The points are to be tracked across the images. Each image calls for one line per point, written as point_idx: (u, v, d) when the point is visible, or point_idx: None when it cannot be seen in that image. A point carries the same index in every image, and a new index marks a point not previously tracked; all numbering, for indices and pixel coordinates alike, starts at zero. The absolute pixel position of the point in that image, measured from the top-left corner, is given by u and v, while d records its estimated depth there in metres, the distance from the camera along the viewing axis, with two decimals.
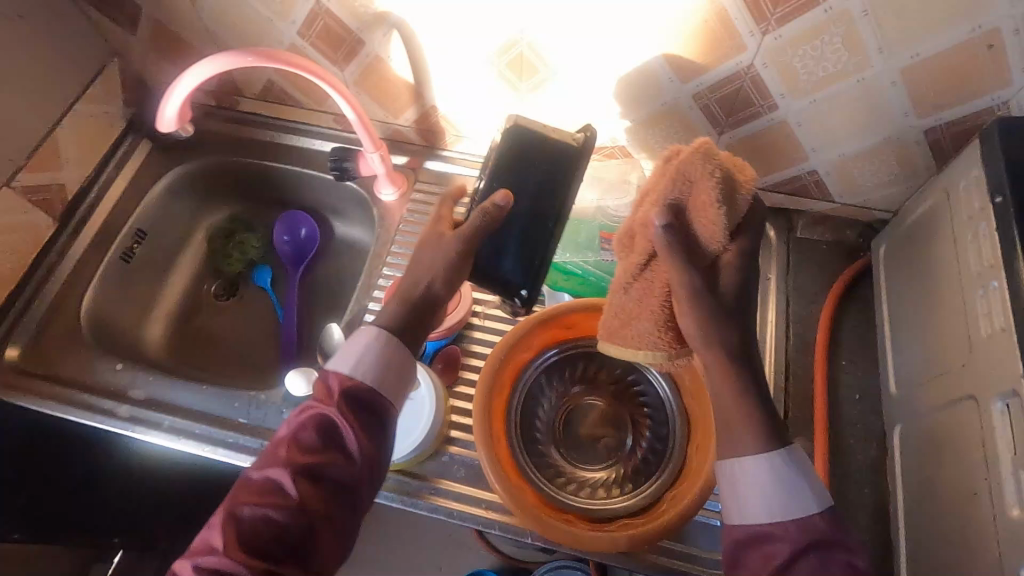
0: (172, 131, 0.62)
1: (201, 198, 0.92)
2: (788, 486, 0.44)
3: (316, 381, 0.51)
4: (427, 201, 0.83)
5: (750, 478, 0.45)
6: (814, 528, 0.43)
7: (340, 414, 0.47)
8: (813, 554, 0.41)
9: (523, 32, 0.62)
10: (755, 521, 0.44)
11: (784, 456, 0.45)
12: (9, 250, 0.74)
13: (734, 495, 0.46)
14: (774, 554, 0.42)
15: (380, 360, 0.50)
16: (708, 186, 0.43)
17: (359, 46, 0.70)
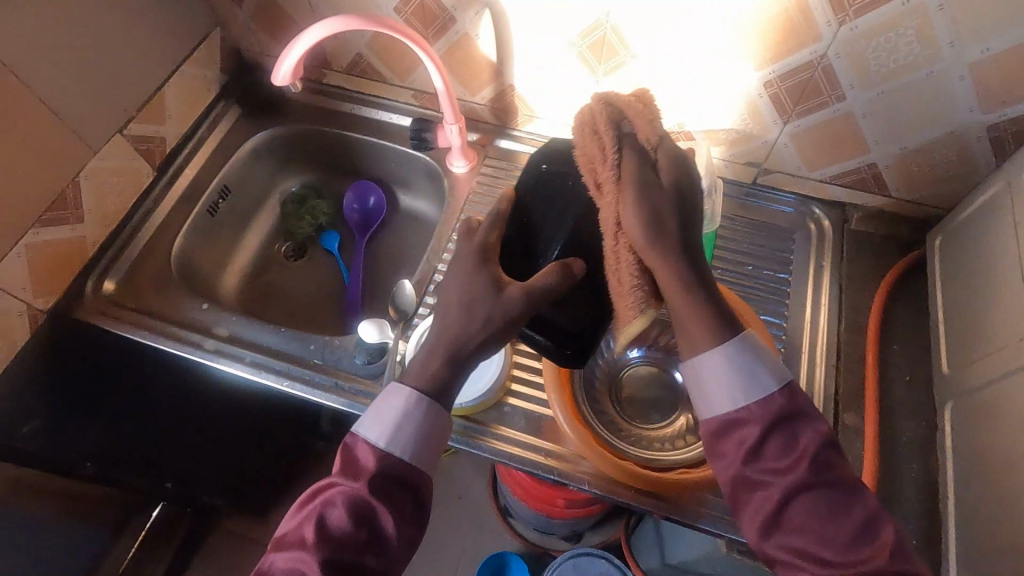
0: (285, 85, 0.67)
1: (280, 162, 0.99)
2: (751, 364, 0.49)
3: (344, 452, 0.50)
4: (495, 175, 0.87)
5: (714, 370, 0.49)
6: (778, 405, 0.48)
7: (372, 495, 0.47)
8: (778, 432, 0.47)
9: (609, 15, 0.67)
10: (725, 409, 0.49)
11: (741, 337, 0.49)
12: (116, 192, 0.80)
13: (703, 390, 0.50)
14: (747, 436, 0.48)
15: (418, 436, 0.49)
16: (631, 106, 0.49)
17: (450, 23, 0.75)
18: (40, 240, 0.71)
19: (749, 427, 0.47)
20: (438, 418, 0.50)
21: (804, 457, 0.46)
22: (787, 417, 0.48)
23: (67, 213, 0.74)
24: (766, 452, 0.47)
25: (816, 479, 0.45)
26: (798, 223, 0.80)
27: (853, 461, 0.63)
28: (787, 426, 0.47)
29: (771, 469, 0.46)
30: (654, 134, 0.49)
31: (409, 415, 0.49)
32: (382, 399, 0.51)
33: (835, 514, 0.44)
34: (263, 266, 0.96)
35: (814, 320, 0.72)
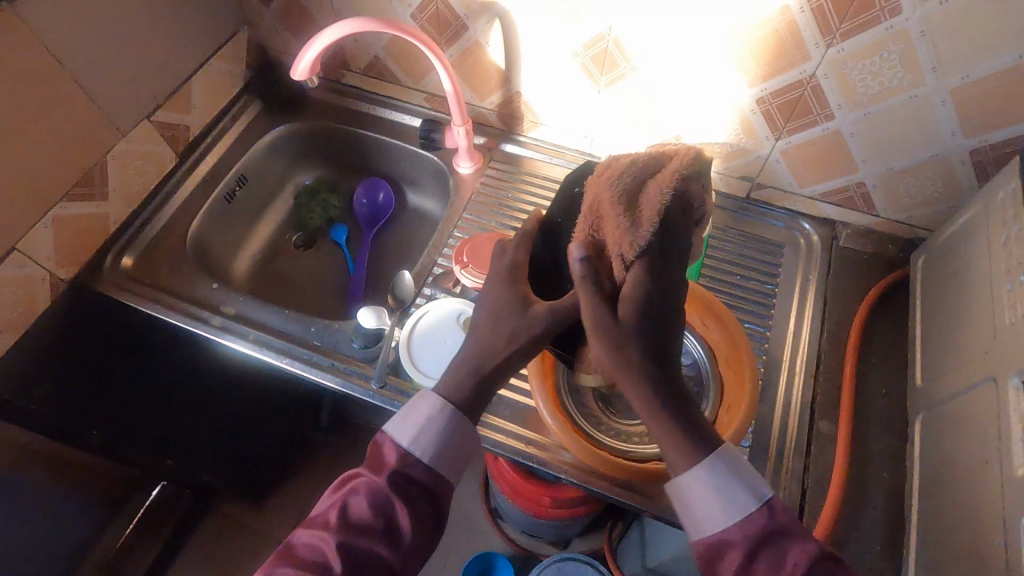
0: (302, 79, 0.71)
1: (297, 155, 1.03)
2: (726, 482, 0.47)
3: (373, 448, 0.53)
4: (499, 177, 0.91)
5: (693, 494, 0.47)
6: (758, 523, 0.46)
7: (394, 488, 0.50)
8: (764, 556, 0.45)
9: (611, 29, 0.71)
10: (709, 533, 0.47)
11: (714, 456, 0.48)
12: (141, 174, 0.85)
13: (685, 511, 0.49)
14: (734, 561, 0.46)
15: (440, 441, 0.52)
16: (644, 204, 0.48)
17: (462, 31, 0.79)
18: (67, 214, 0.76)
19: (734, 552, 0.46)
20: (461, 428, 0.53)
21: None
22: (772, 535, 0.46)
23: (92, 191, 0.79)
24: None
25: None
26: (787, 237, 0.82)
27: (825, 467, 0.65)
28: (773, 545, 0.46)
29: None
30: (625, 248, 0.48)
31: (436, 419, 0.52)
32: (410, 407, 0.54)
33: None
34: (274, 253, 1.01)
35: (797, 331, 0.74)
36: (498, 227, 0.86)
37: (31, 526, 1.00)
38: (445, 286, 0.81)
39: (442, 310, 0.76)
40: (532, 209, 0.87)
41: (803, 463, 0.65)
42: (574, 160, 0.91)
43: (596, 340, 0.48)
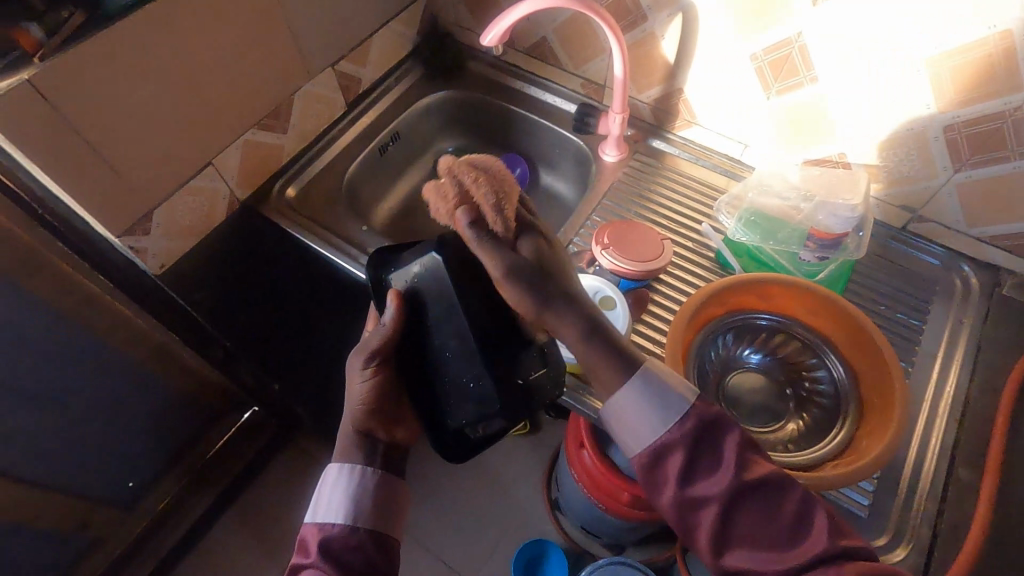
0: (489, 46, 0.75)
1: (446, 122, 1.09)
2: (656, 390, 0.54)
3: (298, 547, 0.55)
4: (643, 169, 0.92)
5: (630, 408, 0.54)
6: (693, 422, 0.52)
7: (325, 564, 0.51)
8: (700, 445, 0.52)
9: (801, 35, 0.71)
10: (651, 439, 0.53)
11: (639, 370, 0.55)
12: (317, 117, 0.92)
13: (629, 427, 0.54)
14: (678, 460, 0.52)
15: (352, 499, 0.55)
16: (482, 186, 0.51)
17: (640, 22, 0.81)
18: (254, 140, 0.84)
19: (676, 450, 0.52)
20: (365, 478, 0.57)
21: (731, 463, 0.50)
22: (707, 431, 0.52)
23: (276, 123, 0.86)
24: (699, 470, 0.51)
25: (746, 482, 0.49)
26: (942, 276, 0.78)
27: (961, 514, 0.62)
28: (710, 437, 0.52)
29: (707, 487, 0.50)
30: (496, 219, 0.51)
31: (340, 481, 0.56)
32: (317, 492, 0.57)
33: (772, 512, 0.49)
34: (409, 210, 1.07)
35: (942, 373, 0.71)
36: (636, 216, 0.87)
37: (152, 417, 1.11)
38: (579, 264, 0.82)
39: (581, 283, 0.75)
40: (671, 207, 0.88)
41: (937, 506, 0.62)
42: (721, 165, 0.90)
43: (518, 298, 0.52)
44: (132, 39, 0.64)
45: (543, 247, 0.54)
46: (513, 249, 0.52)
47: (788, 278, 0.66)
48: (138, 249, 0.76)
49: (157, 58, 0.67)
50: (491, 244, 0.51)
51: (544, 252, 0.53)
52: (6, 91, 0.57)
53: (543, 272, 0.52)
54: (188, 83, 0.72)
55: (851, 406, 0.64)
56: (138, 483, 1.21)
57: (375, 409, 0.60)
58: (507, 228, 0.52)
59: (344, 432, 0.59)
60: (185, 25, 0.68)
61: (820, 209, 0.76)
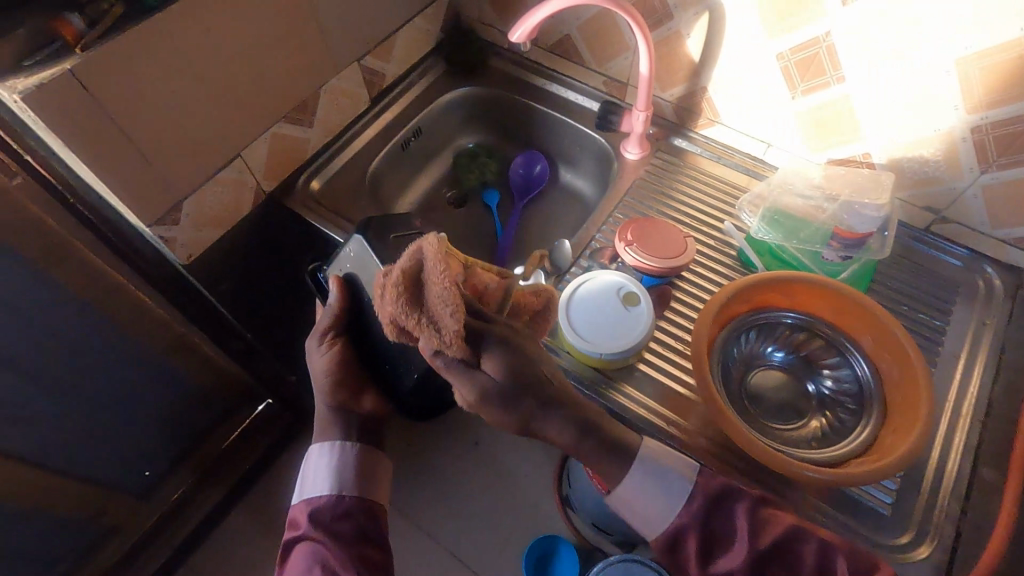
0: (517, 41, 0.76)
1: (467, 118, 1.10)
2: (660, 468, 0.58)
3: (291, 521, 0.64)
4: (664, 167, 0.93)
5: (638, 494, 0.58)
6: (699, 499, 0.57)
7: (317, 526, 0.60)
8: (711, 522, 0.56)
9: (829, 34, 0.71)
10: (666, 523, 0.57)
11: (641, 451, 0.59)
12: (341, 111, 0.93)
13: (644, 514, 0.58)
14: (695, 541, 0.55)
15: (336, 472, 0.65)
16: (415, 319, 0.52)
17: (666, 20, 0.81)
18: (281, 133, 0.85)
19: (691, 530, 0.56)
20: (346, 454, 0.66)
21: (743, 533, 0.54)
22: (714, 506, 0.57)
23: (303, 117, 0.87)
24: (718, 547, 0.54)
25: (761, 548, 0.53)
26: (966, 277, 0.78)
27: (985, 514, 0.62)
28: (720, 511, 0.56)
29: (727, 560, 0.53)
30: (446, 348, 0.52)
31: (324, 458, 0.65)
32: (305, 472, 0.66)
33: (794, 573, 0.52)
34: (430, 204, 1.08)
35: (966, 373, 0.71)
36: (658, 214, 0.87)
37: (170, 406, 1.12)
38: (601, 261, 0.82)
39: (605, 278, 0.75)
40: (693, 204, 0.88)
41: (960, 504, 0.63)
42: (743, 164, 0.90)
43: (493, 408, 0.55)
44: (171, 32, 0.65)
45: (504, 355, 0.54)
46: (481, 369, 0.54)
47: (813, 277, 0.67)
48: (168, 239, 0.77)
49: (193, 52, 0.68)
50: (460, 368, 0.54)
51: (514, 366, 0.54)
52: (49, 81, 0.58)
53: (516, 387, 0.54)
54: (222, 76, 0.72)
55: (875, 406, 0.65)
56: (153, 471, 1.23)
57: (342, 381, 0.69)
58: (460, 349, 0.52)
59: (321, 407, 0.69)
60: (221, 19, 0.69)
61: (844, 209, 0.76)
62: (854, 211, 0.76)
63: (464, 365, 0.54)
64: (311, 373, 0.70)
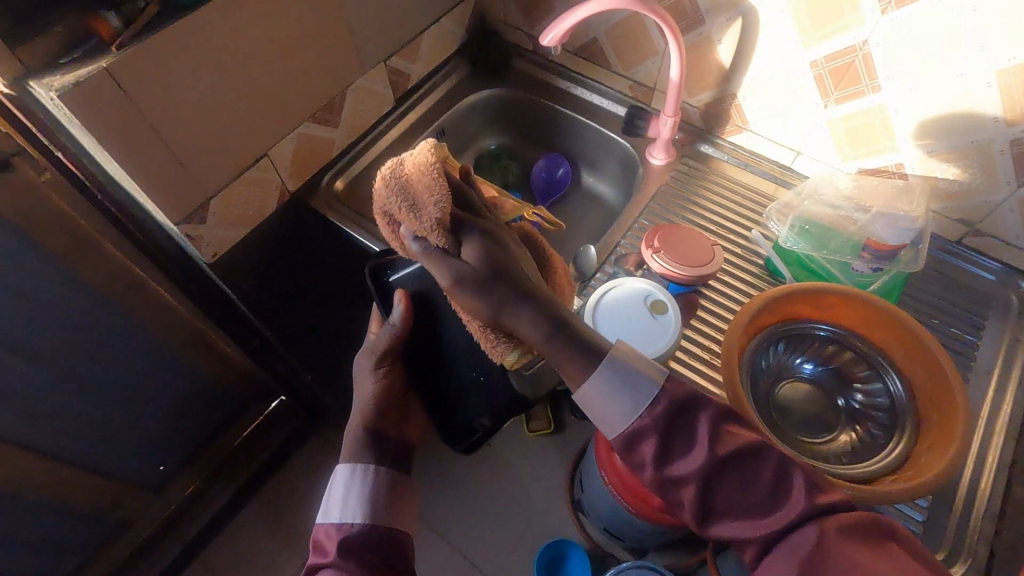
0: (549, 45, 0.75)
1: (490, 120, 1.09)
2: (624, 374, 0.52)
3: (312, 545, 0.56)
4: (690, 173, 0.92)
5: (599, 397, 0.52)
6: (664, 403, 0.51)
7: (346, 558, 0.53)
8: (676, 427, 0.50)
9: (866, 43, 0.70)
10: (625, 426, 0.52)
11: (606, 358, 0.52)
12: (366, 112, 0.93)
13: (604, 416, 0.53)
14: (653, 444, 0.50)
15: (366, 495, 0.58)
16: (397, 204, 0.51)
17: (697, 25, 0.81)
18: (307, 134, 0.85)
19: (651, 434, 0.50)
20: (378, 475, 0.60)
21: (704, 441, 0.48)
22: (677, 412, 0.51)
23: (329, 117, 0.87)
24: (677, 452, 0.50)
25: (723, 456, 0.48)
26: (997, 292, 0.77)
27: (1020, 536, 0.61)
28: (684, 417, 0.50)
29: (686, 466, 0.49)
30: (422, 227, 0.50)
31: (355, 482, 0.59)
32: (329, 491, 0.59)
33: (754, 479, 0.48)
34: None
35: (999, 390, 0.70)
36: (684, 221, 0.87)
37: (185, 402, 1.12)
38: (627, 266, 0.82)
39: (632, 285, 0.74)
40: (718, 212, 0.87)
41: (994, 525, 0.62)
42: (770, 171, 0.90)
43: (470, 302, 0.51)
44: (207, 34, 0.65)
45: (484, 245, 0.51)
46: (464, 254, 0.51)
47: (846, 290, 0.66)
48: (194, 237, 0.77)
49: (227, 53, 0.68)
50: (434, 254, 0.51)
51: (495, 257, 0.51)
52: (86, 80, 0.57)
53: (495, 278, 0.51)
54: (255, 77, 0.72)
55: (908, 423, 0.63)
56: (167, 466, 1.20)
57: (383, 408, 0.64)
58: (438, 232, 0.50)
59: (353, 427, 0.63)
60: (256, 22, 0.69)
61: (877, 219, 0.75)
62: (886, 220, 0.75)
63: (440, 251, 0.51)
64: (355, 396, 0.65)
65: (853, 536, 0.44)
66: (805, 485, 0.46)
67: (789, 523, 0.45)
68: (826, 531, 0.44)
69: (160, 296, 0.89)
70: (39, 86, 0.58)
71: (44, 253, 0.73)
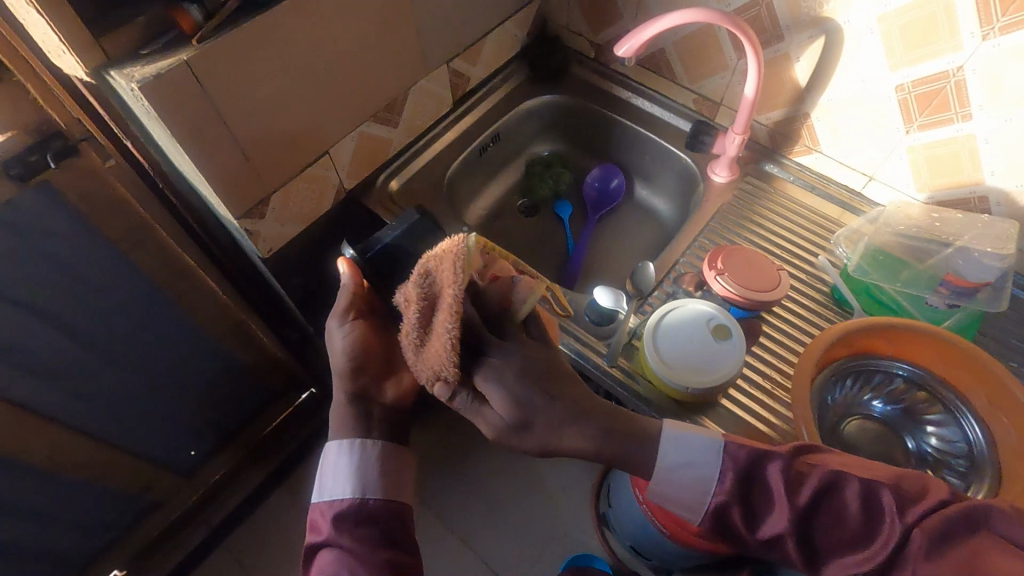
0: (624, 54, 0.73)
1: (544, 126, 1.08)
2: (684, 451, 0.53)
3: (308, 523, 0.55)
4: (754, 192, 0.89)
5: (671, 481, 0.53)
6: (732, 468, 0.52)
7: (342, 539, 0.51)
8: (751, 491, 0.51)
9: (961, 70, 0.67)
10: (707, 505, 0.52)
11: (660, 436, 0.54)
12: (425, 113, 0.92)
13: (684, 498, 0.53)
14: (735, 518, 0.50)
15: (353, 470, 0.54)
16: (419, 343, 0.50)
17: (776, 41, 0.78)
18: (368, 132, 0.84)
19: (733, 509, 0.50)
20: (364, 447, 0.56)
21: (779, 494, 0.48)
22: (747, 474, 0.51)
23: (390, 117, 0.86)
24: (761, 516, 0.49)
25: (804, 506, 0.47)
26: None
27: None
28: (755, 476, 0.51)
29: (773, 526, 0.48)
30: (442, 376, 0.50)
31: (340, 456, 0.55)
32: (318, 467, 0.56)
33: (841, 520, 0.46)
34: (500, 211, 1.06)
35: None
36: (746, 242, 0.84)
37: (222, 389, 1.11)
38: (686, 286, 0.79)
39: (694, 307, 0.72)
40: (781, 235, 0.84)
41: None
42: (837, 196, 0.86)
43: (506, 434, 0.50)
44: (285, 32, 0.64)
45: (506, 392, 0.49)
46: (486, 396, 0.50)
47: (928, 329, 0.63)
48: (252, 232, 0.77)
49: (304, 51, 0.67)
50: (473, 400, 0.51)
51: (523, 398, 0.49)
52: (165, 73, 0.56)
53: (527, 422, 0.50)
54: (326, 76, 0.71)
55: (989, 469, 0.60)
56: (199, 452, 1.20)
57: (362, 366, 0.58)
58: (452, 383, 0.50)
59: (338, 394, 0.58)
60: (333, 22, 0.68)
61: (962, 251, 0.72)
62: (970, 254, 0.72)
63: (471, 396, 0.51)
64: (330, 356, 0.59)
65: (948, 543, 0.43)
66: (894, 503, 0.45)
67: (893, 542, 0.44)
68: (923, 542, 0.43)
69: (206, 285, 0.89)
70: (120, 77, 0.57)
71: (104, 238, 0.72)
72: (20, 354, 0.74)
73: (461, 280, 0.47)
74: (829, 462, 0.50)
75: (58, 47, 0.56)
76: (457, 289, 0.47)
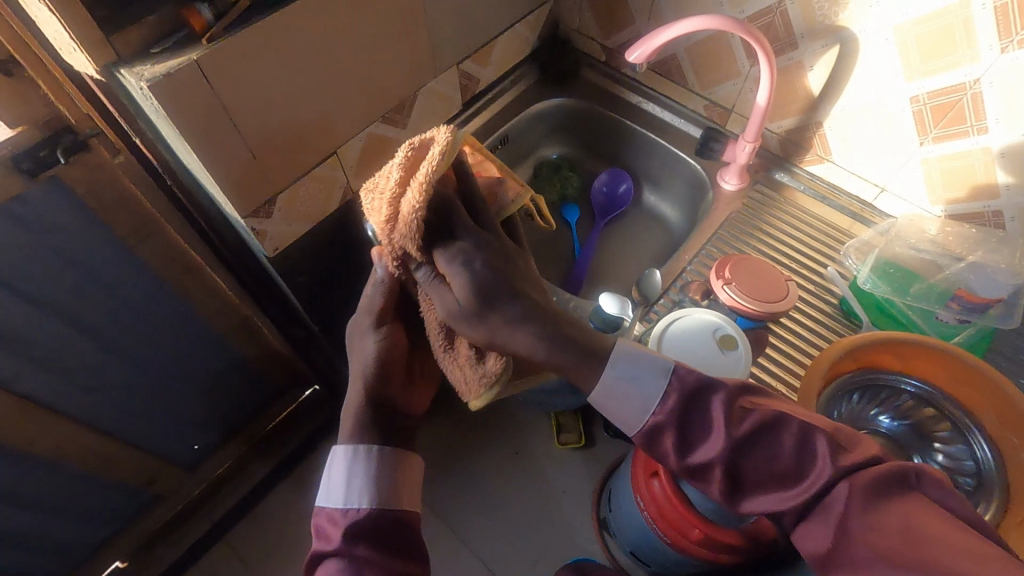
0: (635, 60, 0.73)
1: (553, 129, 1.07)
2: (633, 367, 0.51)
3: (314, 533, 0.52)
4: (763, 201, 0.88)
5: (609, 397, 0.51)
6: (677, 393, 0.50)
7: (355, 551, 0.49)
8: (692, 418, 0.49)
9: (978, 82, 0.66)
10: (641, 425, 0.50)
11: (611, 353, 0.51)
12: (434, 114, 0.92)
13: (620, 412, 0.51)
14: (670, 441, 0.49)
15: (371, 478, 0.52)
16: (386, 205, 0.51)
17: (789, 49, 0.77)
18: (376, 133, 0.84)
19: (669, 432, 0.49)
20: (383, 456, 0.53)
21: (719, 423, 0.47)
22: (691, 402, 0.50)
23: (398, 118, 0.86)
24: (696, 442, 0.48)
25: (743, 436, 0.46)
26: None
27: None
28: (698, 402, 0.49)
29: (708, 452, 0.47)
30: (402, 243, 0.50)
31: (357, 463, 0.53)
32: (328, 472, 0.53)
33: (776, 452, 0.46)
34: None
35: None
36: (754, 251, 0.83)
37: (227, 384, 1.12)
38: (693, 295, 0.79)
39: (701, 316, 0.71)
40: (790, 244, 0.84)
41: None
42: (848, 207, 0.86)
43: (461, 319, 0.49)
44: (294, 32, 0.63)
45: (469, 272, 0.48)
46: (444, 274, 0.50)
47: (935, 343, 0.62)
48: (259, 230, 0.77)
49: (313, 52, 0.67)
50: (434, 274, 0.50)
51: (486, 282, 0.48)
52: (174, 71, 0.56)
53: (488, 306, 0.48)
54: (334, 77, 0.71)
55: (996, 486, 0.60)
56: (202, 446, 1.20)
57: (389, 373, 0.57)
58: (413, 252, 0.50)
59: (351, 401, 0.55)
60: (342, 22, 0.67)
61: (975, 267, 0.72)
62: (984, 269, 0.72)
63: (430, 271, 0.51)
64: (353, 359, 0.57)
65: (882, 499, 0.42)
66: (828, 447, 0.45)
67: (818, 490, 0.43)
68: (855, 496, 0.42)
69: (213, 281, 0.89)
70: (130, 75, 0.57)
71: (112, 233, 0.73)
72: (28, 348, 0.74)
73: (440, 161, 0.49)
74: (771, 402, 0.49)
75: (69, 44, 0.56)
76: (432, 168, 0.48)
